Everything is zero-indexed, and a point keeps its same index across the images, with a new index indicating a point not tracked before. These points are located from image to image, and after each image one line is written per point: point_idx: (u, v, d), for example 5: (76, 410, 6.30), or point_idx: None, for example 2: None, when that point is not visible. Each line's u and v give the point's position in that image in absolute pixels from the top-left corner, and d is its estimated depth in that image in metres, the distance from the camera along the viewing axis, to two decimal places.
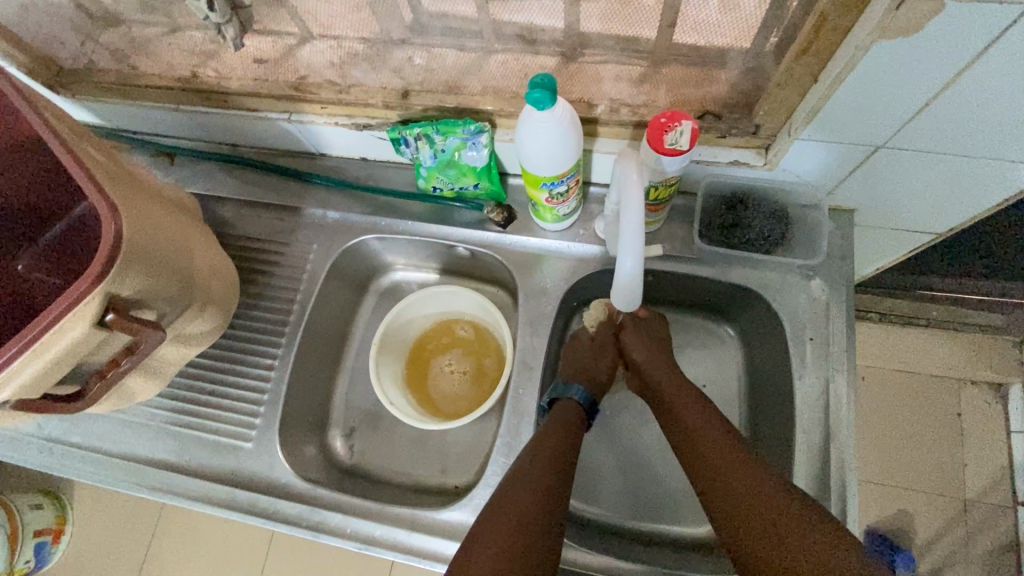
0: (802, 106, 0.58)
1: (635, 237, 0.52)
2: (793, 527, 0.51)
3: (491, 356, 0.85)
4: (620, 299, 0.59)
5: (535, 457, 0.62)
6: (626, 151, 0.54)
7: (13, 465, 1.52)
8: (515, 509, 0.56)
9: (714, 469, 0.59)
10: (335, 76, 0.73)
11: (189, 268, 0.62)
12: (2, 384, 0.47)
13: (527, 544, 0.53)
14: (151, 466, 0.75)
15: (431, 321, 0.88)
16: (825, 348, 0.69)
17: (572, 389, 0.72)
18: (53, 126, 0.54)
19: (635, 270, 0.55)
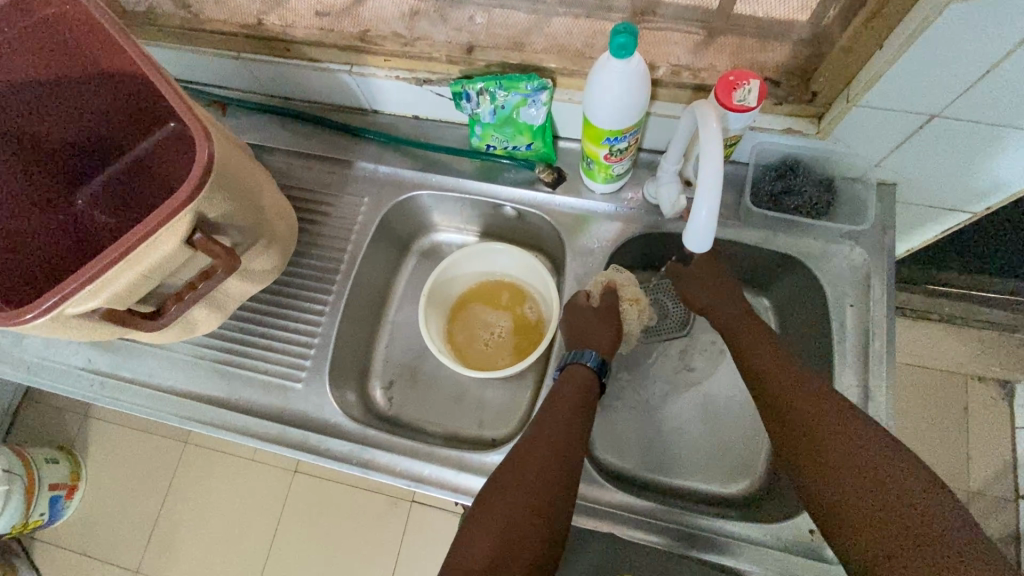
0: (864, 72, 0.61)
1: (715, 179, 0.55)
2: (850, 456, 0.54)
3: (506, 356, 0.85)
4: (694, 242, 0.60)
5: (541, 439, 0.63)
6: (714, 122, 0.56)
7: (28, 421, 1.53)
8: (511, 496, 0.58)
9: (776, 404, 0.62)
10: (402, 28, 0.74)
11: (261, 202, 0.63)
12: (100, 288, 0.49)
13: (519, 536, 0.55)
14: (199, 402, 0.76)
15: (486, 281, 0.90)
16: (866, 313, 0.71)
17: (584, 354, 0.72)
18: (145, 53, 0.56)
19: (707, 222, 0.57)
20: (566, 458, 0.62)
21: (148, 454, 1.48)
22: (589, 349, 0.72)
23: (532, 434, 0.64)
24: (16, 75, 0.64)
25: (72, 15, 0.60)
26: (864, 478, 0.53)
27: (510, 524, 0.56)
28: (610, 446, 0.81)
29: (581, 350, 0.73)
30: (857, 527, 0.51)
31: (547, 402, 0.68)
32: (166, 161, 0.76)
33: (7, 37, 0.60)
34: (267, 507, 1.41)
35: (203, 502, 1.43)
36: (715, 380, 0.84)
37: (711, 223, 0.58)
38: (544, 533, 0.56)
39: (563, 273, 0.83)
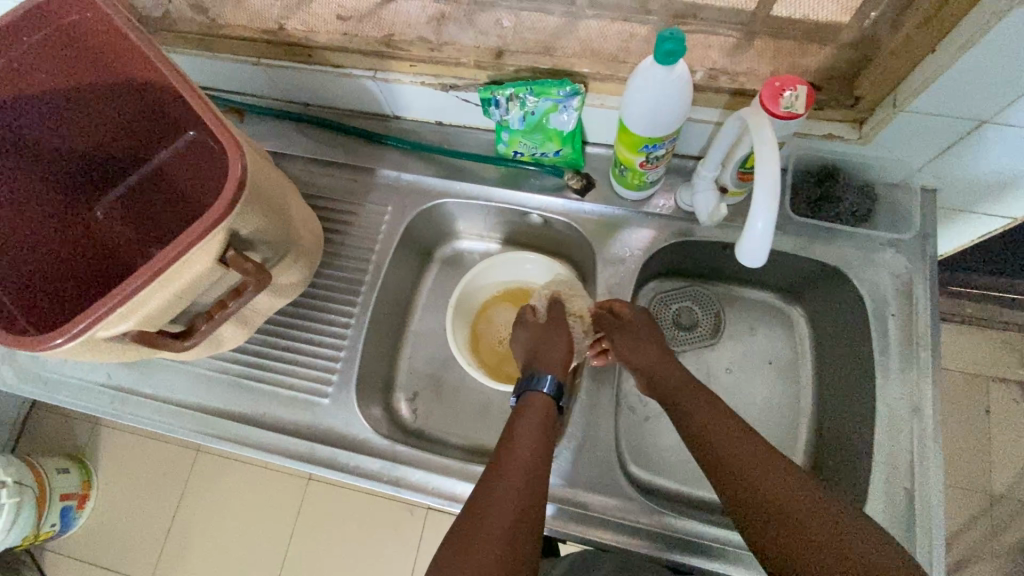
0: (914, 77, 0.59)
1: (770, 187, 0.52)
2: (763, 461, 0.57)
3: None
4: (750, 254, 0.55)
5: (509, 466, 0.59)
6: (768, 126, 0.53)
7: (36, 429, 1.51)
8: (484, 529, 0.53)
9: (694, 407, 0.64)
10: (429, 33, 0.72)
11: (289, 215, 0.62)
12: (132, 310, 0.48)
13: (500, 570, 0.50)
14: (223, 418, 0.74)
15: (510, 287, 0.88)
16: (908, 323, 0.70)
17: (539, 380, 0.68)
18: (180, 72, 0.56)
19: (764, 232, 0.53)
20: (537, 482, 0.58)
21: (159, 463, 1.46)
22: (547, 375, 0.69)
23: (499, 460, 0.60)
24: (29, 86, 0.62)
25: (92, 23, 0.58)
26: (747, 463, 0.57)
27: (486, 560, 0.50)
28: (641, 459, 0.79)
29: (538, 375, 0.69)
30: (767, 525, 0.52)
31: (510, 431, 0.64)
32: (183, 172, 0.74)
33: (24, 47, 0.58)
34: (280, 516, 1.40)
35: (216, 512, 1.41)
36: (749, 391, 0.82)
37: (768, 234, 0.53)
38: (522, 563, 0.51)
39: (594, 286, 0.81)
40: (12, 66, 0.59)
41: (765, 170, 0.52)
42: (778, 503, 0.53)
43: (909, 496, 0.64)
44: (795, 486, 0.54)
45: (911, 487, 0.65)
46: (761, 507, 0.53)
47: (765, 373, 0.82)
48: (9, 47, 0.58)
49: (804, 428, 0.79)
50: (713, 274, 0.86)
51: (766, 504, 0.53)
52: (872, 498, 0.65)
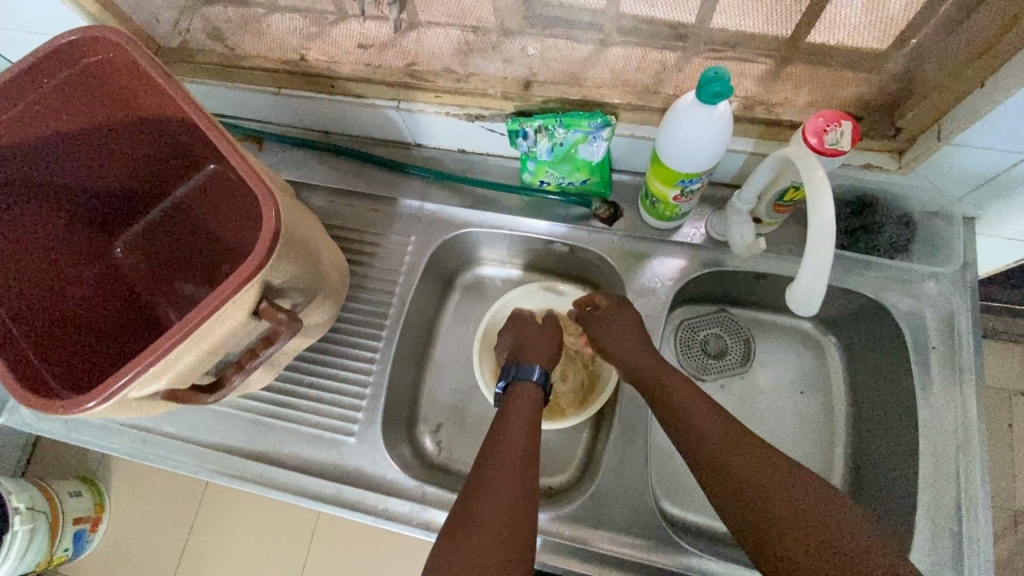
0: (961, 110, 0.57)
1: (826, 232, 0.50)
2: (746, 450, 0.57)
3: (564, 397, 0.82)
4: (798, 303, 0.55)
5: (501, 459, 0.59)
6: (819, 168, 0.52)
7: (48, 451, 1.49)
8: (483, 519, 0.52)
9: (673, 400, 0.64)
10: (455, 64, 0.71)
11: (317, 255, 0.60)
12: (164, 370, 0.46)
13: (500, 544, 0.50)
14: (247, 458, 0.73)
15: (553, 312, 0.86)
16: (950, 356, 0.68)
17: (524, 371, 0.73)
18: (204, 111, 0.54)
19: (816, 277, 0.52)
20: (530, 473, 0.58)
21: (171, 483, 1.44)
22: (534, 367, 0.74)
23: (488, 455, 0.60)
24: (52, 128, 0.60)
25: (118, 64, 0.56)
26: (733, 455, 0.57)
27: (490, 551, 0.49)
28: (672, 494, 0.78)
29: (524, 367, 0.74)
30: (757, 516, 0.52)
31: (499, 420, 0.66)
32: (205, 205, 0.72)
33: (46, 88, 0.56)
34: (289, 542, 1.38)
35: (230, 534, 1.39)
36: (783, 423, 0.79)
37: (820, 279, 0.52)
38: (523, 546, 0.51)
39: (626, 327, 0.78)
40: (34, 109, 0.57)
41: (822, 213, 0.50)
42: (765, 492, 0.53)
43: (956, 537, 0.62)
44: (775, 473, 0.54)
45: (960, 529, 0.63)
46: (748, 497, 0.54)
47: (798, 404, 0.80)
48: (30, 90, 0.55)
49: (840, 460, 0.77)
50: (743, 301, 0.84)
51: (758, 502, 0.53)
52: (918, 540, 0.63)
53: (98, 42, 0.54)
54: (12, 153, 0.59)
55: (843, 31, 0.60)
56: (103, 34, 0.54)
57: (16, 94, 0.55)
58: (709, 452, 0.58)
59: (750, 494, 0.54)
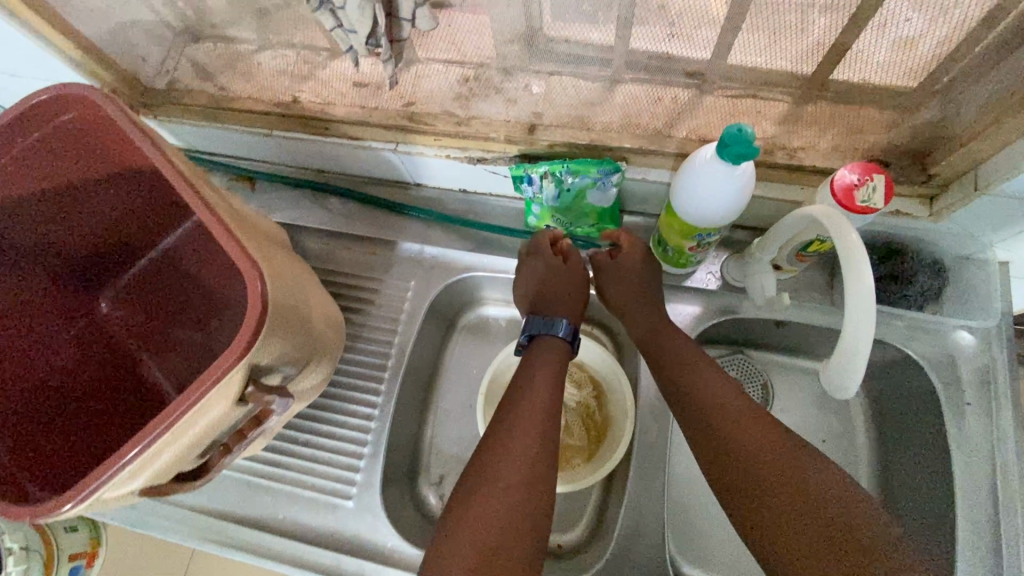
0: (999, 159, 0.53)
1: (864, 304, 0.46)
2: (766, 440, 0.54)
3: (575, 450, 0.78)
4: (833, 382, 0.50)
5: (514, 409, 0.61)
6: (855, 234, 0.47)
7: None
8: (496, 477, 0.54)
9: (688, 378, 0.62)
10: (456, 106, 0.67)
11: (308, 319, 0.56)
12: (140, 470, 0.43)
13: (518, 502, 0.52)
14: (241, 524, 0.69)
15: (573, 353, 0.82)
16: (987, 412, 0.63)
17: (556, 325, 0.69)
18: (179, 170, 0.49)
19: (857, 350, 0.47)
20: (543, 430, 0.59)
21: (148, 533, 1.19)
22: (563, 320, 0.69)
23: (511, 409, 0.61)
24: (25, 189, 0.56)
25: (93, 122, 0.52)
26: (753, 441, 0.54)
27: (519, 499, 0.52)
28: (689, 553, 0.74)
29: (553, 320, 0.69)
30: (774, 510, 0.49)
31: (524, 376, 0.65)
32: (191, 257, 0.68)
33: (16, 151, 0.52)
34: None
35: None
36: None
37: (857, 356, 0.47)
38: (540, 508, 0.53)
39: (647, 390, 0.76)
40: (5, 171, 0.53)
41: (856, 284, 0.46)
42: (789, 483, 0.50)
43: None
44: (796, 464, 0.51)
45: None
46: (769, 488, 0.51)
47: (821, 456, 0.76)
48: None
49: None
50: (762, 345, 0.80)
51: (776, 492, 0.50)
52: None
53: (70, 101, 0.50)
54: None
55: (866, 68, 0.55)
56: (75, 92, 0.50)
57: None
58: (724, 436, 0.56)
59: (767, 484, 0.51)
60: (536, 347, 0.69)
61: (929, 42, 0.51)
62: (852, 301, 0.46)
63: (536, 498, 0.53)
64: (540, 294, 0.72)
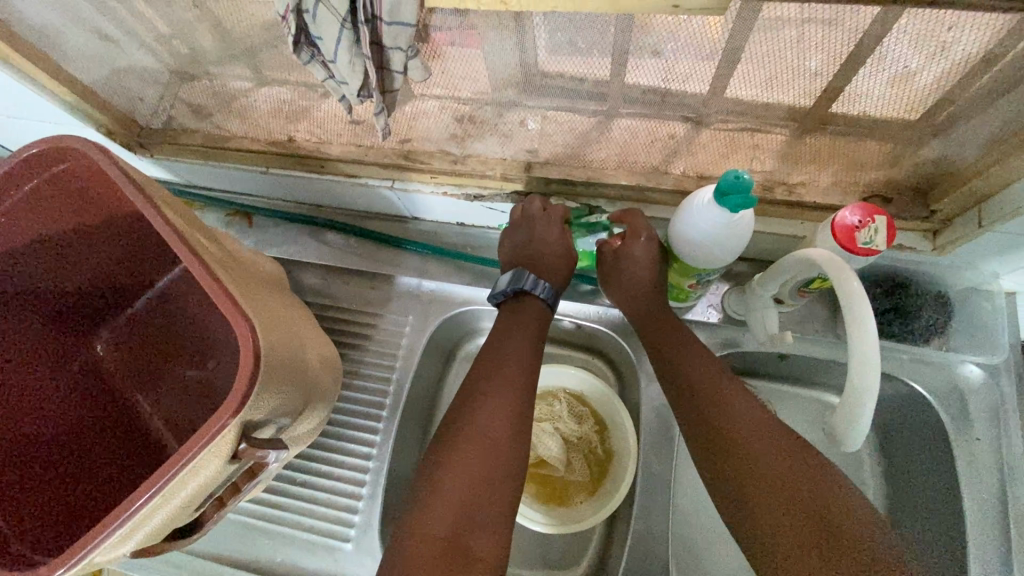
0: (1004, 196, 0.53)
1: (873, 348, 0.45)
2: (758, 430, 0.55)
3: (577, 488, 0.77)
4: (842, 432, 0.49)
5: (495, 367, 0.64)
6: (856, 281, 0.47)
7: None
8: (480, 441, 0.57)
9: (683, 357, 0.63)
10: (451, 145, 0.67)
11: (304, 368, 0.55)
12: (132, 532, 0.41)
13: (493, 462, 0.56)
14: (237, 567, 0.68)
15: (579, 385, 0.81)
16: (998, 449, 0.62)
17: (538, 287, 0.68)
18: (169, 220, 0.49)
19: (868, 396, 0.46)
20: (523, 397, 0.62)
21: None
22: (547, 283, 0.69)
23: (491, 371, 0.64)
24: (21, 238, 0.56)
25: (86, 173, 0.52)
26: (744, 424, 0.56)
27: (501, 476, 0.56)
28: None
29: (536, 281, 0.68)
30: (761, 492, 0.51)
31: (498, 339, 0.67)
32: (188, 296, 0.68)
33: (10, 203, 0.52)
34: None
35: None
36: None
37: (866, 406, 0.46)
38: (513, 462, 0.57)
39: (650, 427, 0.74)
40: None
41: (863, 329, 0.45)
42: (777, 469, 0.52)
43: None
44: (785, 451, 0.53)
45: None
46: (758, 471, 0.52)
47: None
48: None
49: None
50: (765, 376, 0.79)
51: (762, 476, 0.52)
52: None
53: (63, 152, 0.50)
54: None
55: (864, 102, 0.53)
56: (68, 144, 0.50)
57: None
58: (715, 418, 0.57)
59: (756, 467, 0.53)
60: (518, 306, 0.69)
61: (929, 76, 0.48)
62: (858, 350, 0.46)
63: (507, 462, 0.57)
64: (531, 249, 0.69)
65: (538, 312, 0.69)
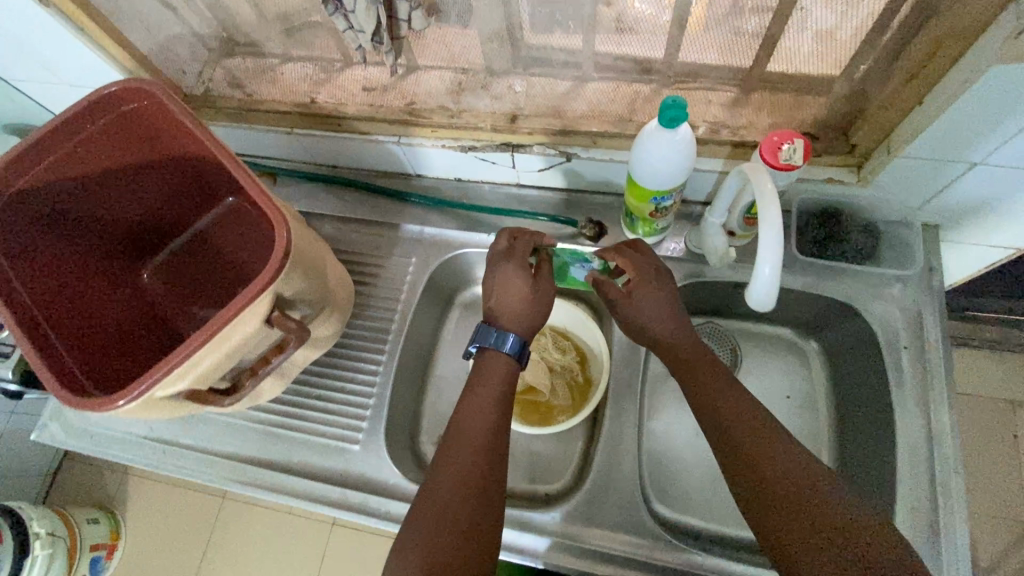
0: (905, 125, 0.62)
1: (774, 234, 0.55)
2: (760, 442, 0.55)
3: (560, 408, 0.87)
4: (757, 295, 0.58)
5: (475, 396, 0.64)
6: (771, 184, 0.57)
7: (87, 483, 1.51)
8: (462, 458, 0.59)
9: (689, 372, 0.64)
10: (449, 101, 0.80)
11: (325, 275, 0.66)
12: (187, 372, 0.52)
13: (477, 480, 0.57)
14: (260, 466, 0.77)
15: (564, 322, 0.92)
16: (921, 354, 0.72)
17: (504, 339, 0.67)
18: (229, 150, 0.63)
19: (771, 275, 0.57)
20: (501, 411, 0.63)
21: (154, 512, 1.47)
22: (511, 333, 0.68)
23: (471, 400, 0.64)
24: (90, 168, 0.67)
25: (151, 110, 0.64)
26: (744, 438, 0.56)
27: (485, 436, 0.61)
28: (665, 498, 0.81)
29: (501, 332, 0.68)
30: (767, 511, 0.51)
31: (476, 384, 0.66)
32: (222, 233, 0.80)
33: (87, 134, 0.64)
34: (306, 549, 1.39)
35: (239, 544, 1.42)
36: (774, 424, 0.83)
37: (774, 276, 0.57)
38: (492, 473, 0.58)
39: (623, 351, 0.84)
40: (75, 151, 0.64)
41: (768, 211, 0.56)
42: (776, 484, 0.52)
43: (936, 534, 0.64)
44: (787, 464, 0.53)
45: (936, 518, 0.65)
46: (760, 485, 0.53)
47: (784, 408, 0.84)
48: (72, 134, 0.63)
49: (827, 460, 0.80)
50: (727, 312, 0.89)
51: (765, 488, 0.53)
52: None
53: (137, 91, 0.62)
54: (49, 191, 0.66)
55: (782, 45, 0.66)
56: (140, 86, 0.62)
57: (64, 138, 0.63)
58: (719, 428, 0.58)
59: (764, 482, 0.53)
60: (484, 359, 0.67)
61: (848, 30, 0.62)
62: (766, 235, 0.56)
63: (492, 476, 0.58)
64: (497, 303, 0.70)
65: (504, 364, 0.67)
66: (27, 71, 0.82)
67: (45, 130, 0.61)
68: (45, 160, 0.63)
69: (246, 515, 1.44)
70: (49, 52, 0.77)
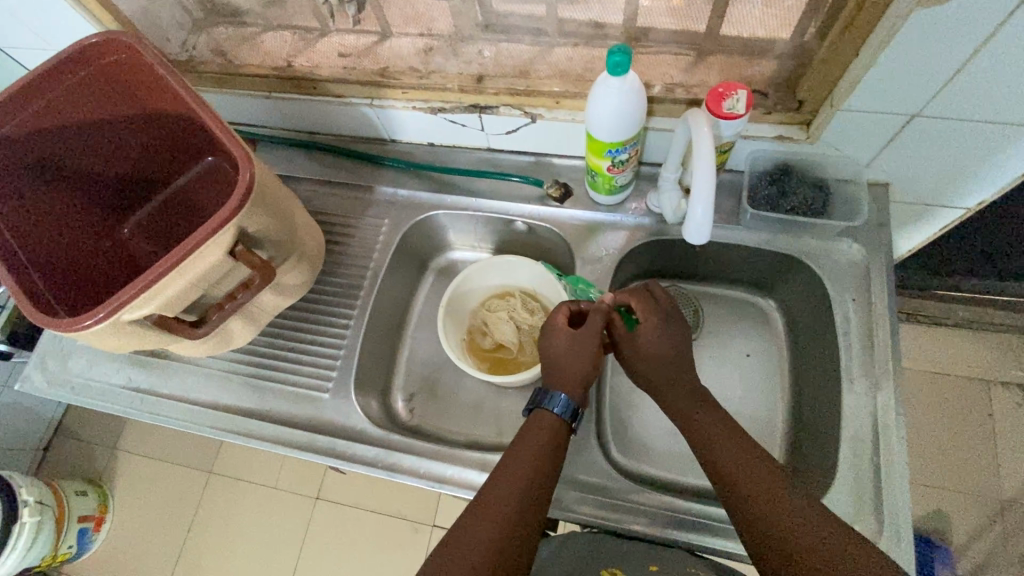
0: (844, 79, 0.65)
1: (705, 177, 0.60)
2: (779, 501, 0.57)
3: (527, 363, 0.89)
4: (693, 232, 0.65)
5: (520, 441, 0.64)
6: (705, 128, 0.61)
7: (75, 458, 1.54)
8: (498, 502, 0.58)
9: (704, 427, 0.65)
10: (418, 62, 0.82)
11: (291, 221, 0.70)
12: (153, 297, 0.56)
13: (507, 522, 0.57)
14: (233, 413, 0.80)
15: (534, 283, 0.93)
16: (867, 305, 0.75)
17: (554, 400, 0.66)
18: (200, 102, 0.65)
19: (704, 216, 0.63)
20: (546, 453, 0.63)
21: (142, 486, 1.50)
22: (560, 394, 0.66)
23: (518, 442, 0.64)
24: (69, 119, 0.70)
25: (127, 63, 0.67)
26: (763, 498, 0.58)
27: (524, 478, 0.60)
28: (627, 450, 0.84)
29: (551, 392, 0.67)
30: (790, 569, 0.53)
31: (522, 431, 0.65)
32: (200, 190, 0.83)
33: (68, 83, 0.67)
34: (290, 521, 1.42)
35: (225, 517, 1.44)
36: (733, 379, 0.85)
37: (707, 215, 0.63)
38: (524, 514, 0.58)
39: None
40: (54, 101, 0.68)
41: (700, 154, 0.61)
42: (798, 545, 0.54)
43: (878, 473, 0.67)
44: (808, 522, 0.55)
45: (878, 457, 0.68)
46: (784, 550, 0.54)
47: (742, 364, 0.86)
48: (52, 84, 0.66)
49: (782, 413, 0.83)
50: (688, 274, 0.91)
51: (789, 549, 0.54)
52: (840, 478, 0.68)
53: (114, 44, 0.65)
54: (30, 140, 0.69)
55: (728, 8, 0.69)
56: (117, 38, 0.65)
57: (45, 87, 0.66)
58: (738, 486, 0.60)
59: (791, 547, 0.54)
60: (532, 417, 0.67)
61: None
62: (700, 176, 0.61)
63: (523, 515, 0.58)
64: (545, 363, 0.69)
65: (552, 423, 0.65)
66: (15, 36, 0.86)
67: (28, 77, 0.64)
68: (27, 108, 0.67)
69: (232, 489, 1.46)
70: (35, 15, 0.80)
